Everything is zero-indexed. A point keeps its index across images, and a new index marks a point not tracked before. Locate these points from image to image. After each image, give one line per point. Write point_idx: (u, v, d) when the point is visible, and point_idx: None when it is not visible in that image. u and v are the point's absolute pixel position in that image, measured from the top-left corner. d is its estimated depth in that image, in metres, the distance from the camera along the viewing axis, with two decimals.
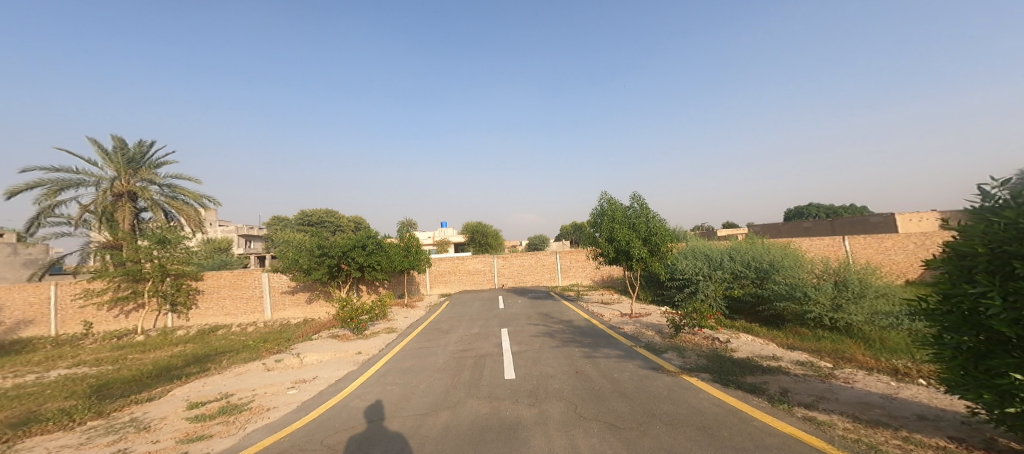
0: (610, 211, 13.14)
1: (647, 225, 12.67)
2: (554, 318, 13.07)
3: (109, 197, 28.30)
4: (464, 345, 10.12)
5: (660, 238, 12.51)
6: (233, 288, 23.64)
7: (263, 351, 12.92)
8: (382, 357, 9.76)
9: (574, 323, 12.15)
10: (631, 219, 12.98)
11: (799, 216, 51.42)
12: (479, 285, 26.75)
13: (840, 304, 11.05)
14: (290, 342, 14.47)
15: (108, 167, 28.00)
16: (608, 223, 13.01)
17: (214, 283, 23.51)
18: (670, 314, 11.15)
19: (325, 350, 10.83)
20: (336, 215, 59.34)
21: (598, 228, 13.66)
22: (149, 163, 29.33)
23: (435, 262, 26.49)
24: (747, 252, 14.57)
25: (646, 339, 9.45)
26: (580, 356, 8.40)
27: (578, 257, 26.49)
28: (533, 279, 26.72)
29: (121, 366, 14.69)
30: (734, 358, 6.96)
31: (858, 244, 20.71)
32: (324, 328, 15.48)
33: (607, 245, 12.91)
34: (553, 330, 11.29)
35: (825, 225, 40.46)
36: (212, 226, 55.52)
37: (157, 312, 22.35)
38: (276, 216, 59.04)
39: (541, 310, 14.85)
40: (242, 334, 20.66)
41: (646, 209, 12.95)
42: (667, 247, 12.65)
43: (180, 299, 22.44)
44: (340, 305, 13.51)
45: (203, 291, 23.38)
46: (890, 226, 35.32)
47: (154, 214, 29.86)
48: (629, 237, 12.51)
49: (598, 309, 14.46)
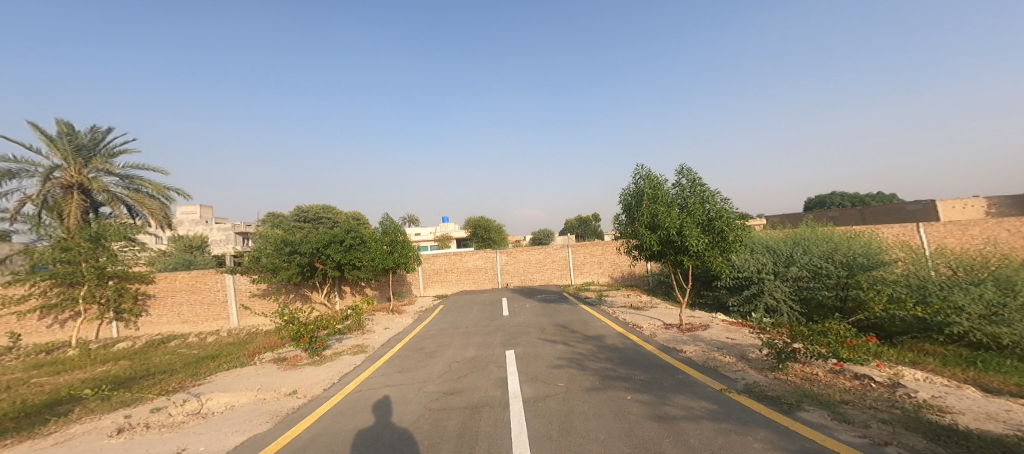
0: (649, 190, 9.63)
1: (704, 207, 9.18)
2: (576, 333, 9.68)
3: (56, 189, 24.81)
4: (450, 386, 6.66)
5: (725, 224, 8.95)
6: (192, 292, 20.16)
7: (179, 382, 9.45)
8: (321, 406, 6.31)
9: (607, 342, 8.76)
10: (680, 202, 9.46)
11: (820, 205, 47.87)
12: (479, 285, 23.33)
13: (997, 313, 7.66)
14: (226, 366, 11.00)
15: (54, 155, 24.43)
16: (648, 206, 9.49)
17: (168, 286, 20.01)
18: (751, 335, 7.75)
19: (245, 388, 7.35)
20: (335, 211, 56.24)
21: (633, 214, 10.13)
22: (104, 151, 25.91)
23: (428, 259, 22.98)
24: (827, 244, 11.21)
25: (738, 375, 6.00)
26: (639, 412, 5.00)
27: (593, 251, 22.86)
28: (541, 278, 23.26)
29: (11, 396, 11.25)
30: (982, 433, 3.47)
31: (937, 233, 17.13)
32: (275, 344, 11.84)
33: (648, 234, 9.42)
34: (582, 357, 7.87)
35: (856, 214, 37.14)
36: (203, 223, 52.39)
37: (98, 322, 18.91)
38: (272, 212, 55.95)
39: (556, 319, 11.46)
40: (196, 347, 17.29)
41: (701, 185, 9.36)
42: (737, 235, 9.02)
43: (125, 306, 18.94)
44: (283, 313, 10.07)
45: (155, 296, 19.94)
46: (932, 214, 31.88)
47: (114, 209, 26.55)
48: (679, 225, 9.02)
49: (632, 318, 11.04)
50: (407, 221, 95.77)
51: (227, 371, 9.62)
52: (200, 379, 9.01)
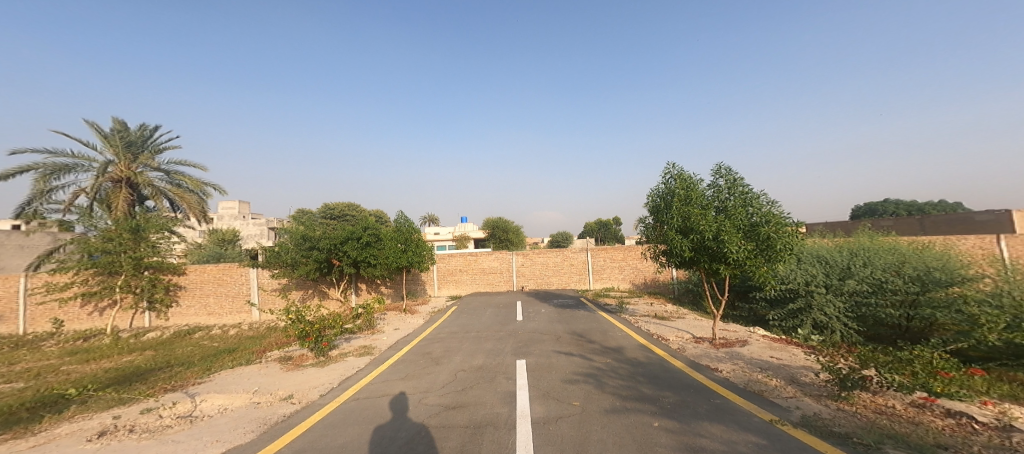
0: (682, 190, 8.60)
1: (745, 211, 8.09)
2: (594, 343, 8.84)
3: (108, 183, 25.85)
4: (452, 400, 5.98)
5: (770, 230, 7.85)
6: (218, 285, 20.53)
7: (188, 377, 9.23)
8: (312, 416, 5.75)
9: (628, 355, 7.87)
10: (718, 204, 8.40)
11: (865, 213, 44.44)
12: (497, 287, 22.68)
13: None
14: (242, 362, 10.83)
15: (107, 150, 25.43)
16: (679, 207, 8.47)
17: (196, 278, 20.45)
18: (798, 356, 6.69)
19: (242, 390, 6.92)
20: (361, 209, 57.18)
21: (661, 217, 9.10)
22: (152, 147, 26.90)
23: (444, 258, 22.55)
24: (888, 256, 9.93)
25: (790, 402, 5.01)
26: (669, 445, 4.14)
27: (614, 256, 21.72)
28: (560, 281, 22.37)
29: (37, 383, 11.44)
30: None
31: (1011, 245, 15.14)
32: (283, 342, 11.63)
33: (679, 239, 8.40)
34: (600, 372, 7.02)
35: (911, 223, 33.93)
36: (239, 218, 54.35)
37: (132, 311, 19.50)
38: (301, 209, 57.50)
39: (573, 326, 10.64)
40: (218, 339, 17.50)
41: (742, 185, 8.27)
42: (784, 242, 7.89)
43: (158, 296, 19.44)
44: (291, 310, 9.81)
45: (185, 287, 20.41)
46: (1000, 226, 28.62)
47: (157, 202, 27.60)
48: (716, 230, 7.96)
49: (655, 328, 10.05)
50: (431, 222, 96.60)
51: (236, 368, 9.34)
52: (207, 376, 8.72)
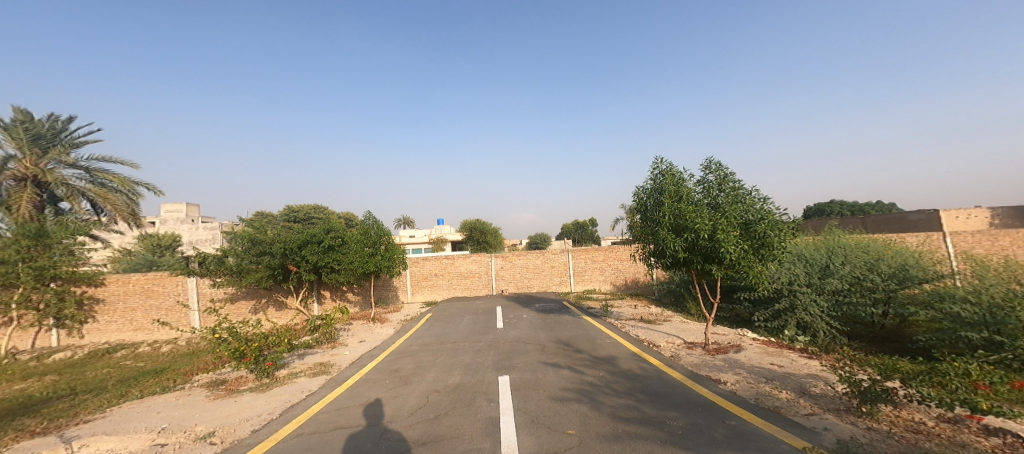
0: (671, 187, 8.06)
1: (739, 208, 7.63)
2: (582, 353, 8.09)
3: (10, 182, 22.49)
4: (420, 432, 5.01)
5: (766, 227, 7.42)
6: (147, 297, 18.21)
7: (71, 418, 7.70)
8: None
9: (622, 366, 7.17)
10: (709, 200, 7.92)
11: (822, 212, 46.96)
12: (473, 291, 21.63)
13: None
14: (140, 392, 9.15)
15: (8, 144, 22.00)
16: (670, 205, 7.93)
17: (120, 290, 18.03)
18: (806, 365, 6.20)
19: (138, 426, 6.19)
20: (326, 211, 54.20)
21: (650, 216, 8.55)
22: (65, 142, 23.63)
23: (419, 262, 21.22)
24: (863, 255, 10.05)
25: (812, 421, 4.38)
26: None
27: (595, 257, 21.25)
28: (540, 284, 21.67)
29: None
30: None
31: (968, 242, 15.86)
32: (212, 365, 9.95)
33: (672, 239, 7.86)
34: (594, 389, 6.22)
35: (858, 222, 36.12)
36: (189, 221, 50.11)
37: (35, 329, 16.84)
38: (260, 211, 53.74)
39: (558, 334, 9.86)
40: (147, 358, 15.40)
41: (734, 181, 7.83)
42: (781, 240, 7.50)
43: (67, 312, 16.89)
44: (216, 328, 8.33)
45: (104, 300, 17.93)
46: (935, 224, 30.94)
47: (74, 203, 24.33)
48: (711, 229, 7.47)
49: (645, 334, 9.42)
50: (402, 225, 93.65)
51: (133, 402, 7.87)
52: (90, 418, 7.23)
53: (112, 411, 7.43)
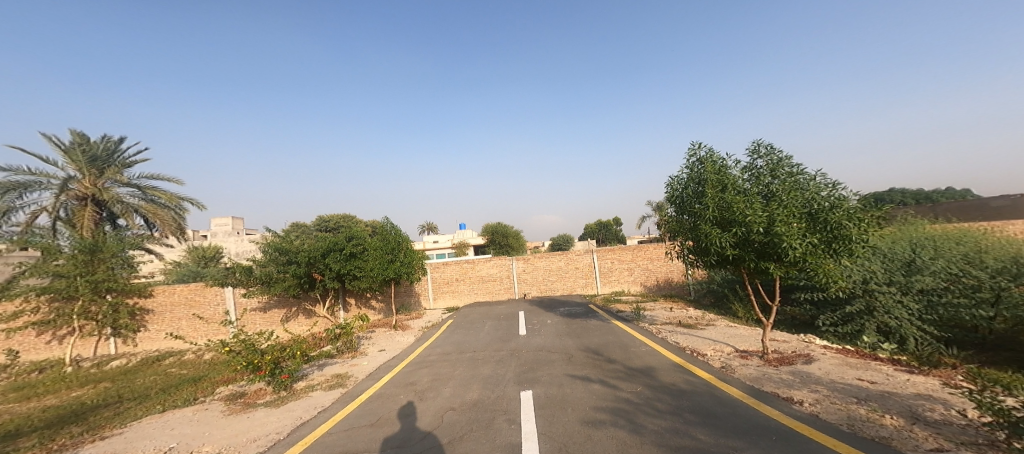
0: (714, 175, 6.87)
1: (801, 195, 6.31)
2: (616, 364, 7.11)
3: (71, 201, 23.82)
4: None
5: (840, 217, 6.04)
6: (190, 307, 18.63)
7: (92, 431, 7.17)
8: None
9: (664, 379, 6.15)
10: (761, 189, 6.64)
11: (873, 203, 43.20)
12: (496, 296, 20.90)
13: None
14: (175, 401, 8.78)
15: (68, 166, 23.38)
16: (713, 196, 6.72)
17: (166, 301, 18.46)
18: (904, 384, 5.01)
19: (151, 447, 5.70)
20: (355, 220, 55.31)
21: (688, 210, 7.39)
22: (120, 163, 24.90)
23: (440, 267, 20.77)
24: (956, 250, 8.64)
25: None
26: None
27: (622, 257, 20.03)
28: (565, 287, 20.66)
29: None
30: None
31: None
32: (231, 380, 9.62)
33: (718, 234, 6.61)
34: (633, 406, 5.29)
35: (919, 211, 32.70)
36: (228, 235, 52.25)
37: (96, 338, 17.49)
38: (295, 222, 55.43)
39: (587, 342, 8.91)
40: (188, 365, 15.62)
41: (792, 164, 6.52)
42: (860, 232, 6.08)
43: (122, 322, 17.38)
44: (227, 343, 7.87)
45: (153, 311, 18.41)
46: (1022, 210, 27.18)
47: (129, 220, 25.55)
48: (768, 220, 6.19)
49: (685, 340, 8.32)
50: (430, 231, 94.66)
51: (153, 417, 7.40)
52: (106, 434, 6.78)
53: (130, 427, 6.97)
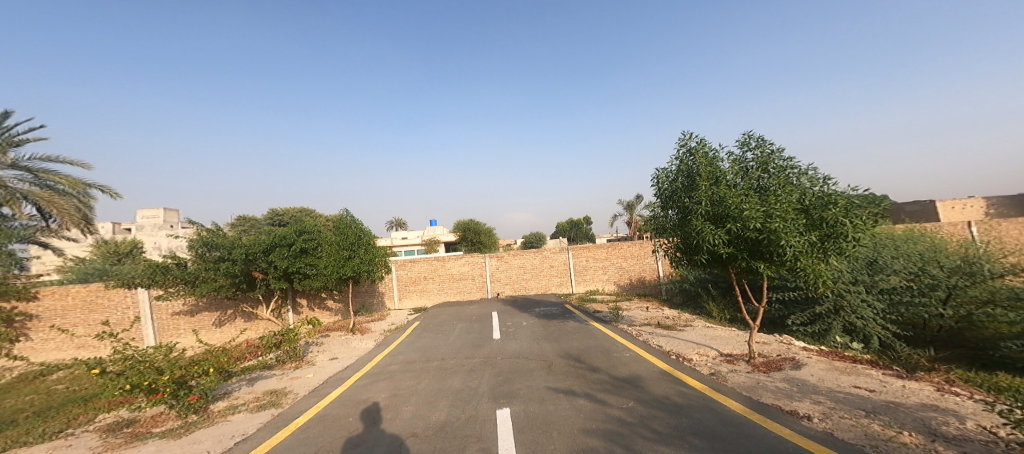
0: (705, 167, 6.43)
1: (796, 190, 5.98)
2: (601, 373, 6.44)
3: None
4: None
5: (836, 214, 5.72)
6: (92, 311, 16.00)
7: None
8: None
9: (656, 391, 5.54)
10: (753, 184, 6.28)
11: None
12: (467, 295, 19.89)
13: None
14: (37, 432, 7.00)
15: None
16: (706, 189, 6.28)
17: (59, 304, 15.63)
18: (907, 392, 4.70)
19: None
20: (312, 214, 51.86)
21: (675, 205, 6.94)
22: (8, 140, 21.04)
23: (407, 264, 19.38)
24: (914, 251, 8.84)
25: None
26: None
27: (598, 255, 19.66)
28: (539, 286, 20.04)
29: None
30: None
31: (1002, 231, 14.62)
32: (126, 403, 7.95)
33: (711, 230, 6.19)
34: (626, 428, 4.58)
35: None
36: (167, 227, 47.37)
37: None
38: (243, 216, 50.91)
39: (565, 347, 8.20)
40: (78, 381, 13.24)
41: (786, 159, 6.20)
42: (855, 230, 5.80)
43: None
44: (104, 362, 6.31)
45: (39, 317, 15.44)
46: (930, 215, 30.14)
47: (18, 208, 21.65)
48: (764, 216, 5.81)
49: (670, 344, 7.83)
50: (395, 227, 91.58)
51: None
52: None
53: None
